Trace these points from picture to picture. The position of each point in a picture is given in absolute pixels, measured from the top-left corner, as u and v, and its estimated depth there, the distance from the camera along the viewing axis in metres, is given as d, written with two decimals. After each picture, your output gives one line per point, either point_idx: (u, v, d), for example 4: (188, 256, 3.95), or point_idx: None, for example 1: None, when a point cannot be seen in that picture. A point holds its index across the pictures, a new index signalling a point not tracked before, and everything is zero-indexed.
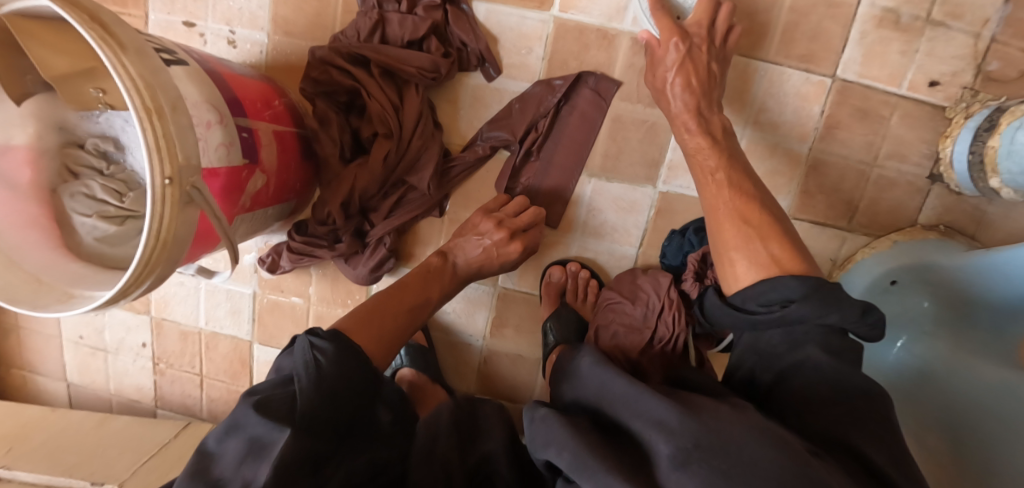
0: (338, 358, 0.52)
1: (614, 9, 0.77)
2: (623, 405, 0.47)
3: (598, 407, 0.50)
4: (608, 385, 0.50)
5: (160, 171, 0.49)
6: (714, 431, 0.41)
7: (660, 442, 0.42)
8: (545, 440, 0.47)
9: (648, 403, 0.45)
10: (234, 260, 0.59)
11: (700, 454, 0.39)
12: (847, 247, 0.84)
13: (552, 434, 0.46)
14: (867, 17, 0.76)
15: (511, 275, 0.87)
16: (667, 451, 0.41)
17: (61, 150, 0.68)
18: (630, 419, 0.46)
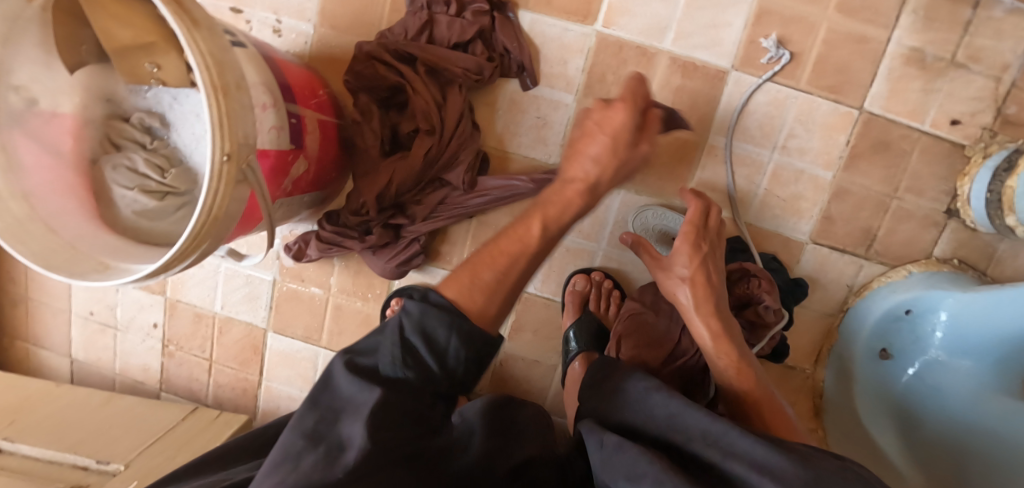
0: (422, 331, 0.48)
1: (652, 28, 0.80)
2: (704, 443, 0.48)
3: (668, 440, 0.50)
4: (681, 418, 0.51)
5: (220, 146, 0.50)
6: (822, 475, 0.41)
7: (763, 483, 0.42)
8: (630, 472, 0.47)
9: (741, 443, 0.46)
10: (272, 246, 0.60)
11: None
12: (864, 274, 0.86)
13: (632, 464, 0.47)
14: (895, 54, 0.79)
15: (534, 279, 0.88)
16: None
17: (105, 121, 0.69)
18: (721, 459, 0.46)
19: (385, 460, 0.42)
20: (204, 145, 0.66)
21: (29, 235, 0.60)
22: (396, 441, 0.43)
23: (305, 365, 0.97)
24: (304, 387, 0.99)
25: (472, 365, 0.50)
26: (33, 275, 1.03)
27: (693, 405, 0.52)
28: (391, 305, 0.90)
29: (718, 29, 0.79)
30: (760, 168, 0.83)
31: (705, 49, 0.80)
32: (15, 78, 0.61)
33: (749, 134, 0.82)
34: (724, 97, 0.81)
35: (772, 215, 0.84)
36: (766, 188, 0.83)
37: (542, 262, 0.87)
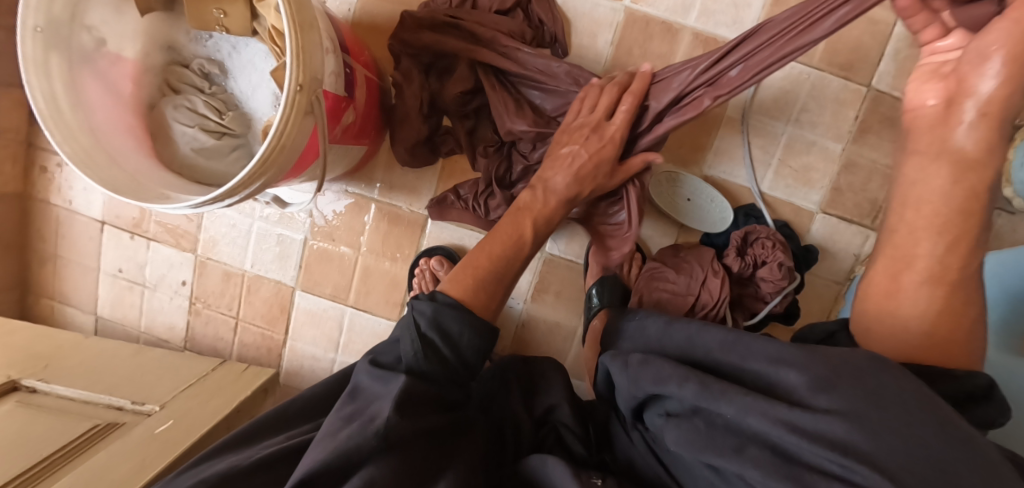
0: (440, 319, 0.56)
1: (677, 5, 0.85)
2: (724, 350, 0.50)
3: (687, 355, 0.53)
4: (698, 337, 0.53)
5: (295, 76, 0.55)
6: (843, 363, 0.43)
7: (787, 374, 0.44)
8: (656, 376, 0.51)
9: (759, 345, 0.48)
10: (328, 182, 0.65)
11: (830, 386, 0.41)
12: (870, 244, 0.90)
13: (659, 370, 0.51)
14: (901, 36, 0.84)
15: (558, 241, 0.92)
16: (799, 380, 0.43)
17: (165, 68, 0.74)
18: (742, 361, 0.48)
19: (408, 436, 0.51)
20: (260, 92, 0.72)
21: (95, 164, 0.62)
22: (420, 416, 0.53)
23: (331, 324, 1.00)
24: (329, 347, 1.01)
25: (482, 351, 0.58)
26: (64, 232, 1.06)
27: (707, 324, 0.54)
28: (419, 265, 0.93)
29: (739, 8, 0.85)
30: (774, 139, 0.88)
31: (726, 26, 0.85)
32: (89, 19, 0.64)
33: (765, 107, 0.87)
34: None
35: (785, 185, 0.89)
36: (780, 158, 0.89)
37: (566, 224, 0.91)
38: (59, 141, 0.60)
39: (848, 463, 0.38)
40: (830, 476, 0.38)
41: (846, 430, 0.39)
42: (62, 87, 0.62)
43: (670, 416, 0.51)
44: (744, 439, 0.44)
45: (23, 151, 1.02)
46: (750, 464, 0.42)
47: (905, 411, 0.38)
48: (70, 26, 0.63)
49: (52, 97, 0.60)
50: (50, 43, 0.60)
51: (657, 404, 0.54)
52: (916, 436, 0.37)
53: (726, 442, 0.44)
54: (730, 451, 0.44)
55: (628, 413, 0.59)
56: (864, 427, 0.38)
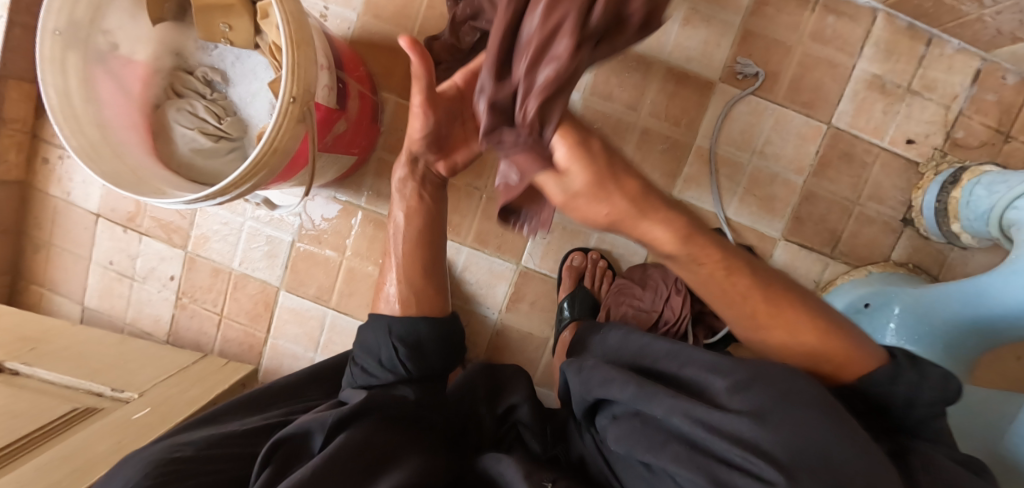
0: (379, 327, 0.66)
1: (653, 41, 0.91)
2: (669, 359, 0.53)
3: (639, 363, 0.56)
4: (650, 347, 0.56)
5: (289, 89, 0.61)
6: (760, 372, 0.46)
7: (713, 380, 0.47)
8: (603, 379, 0.54)
9: (697, 355, 0.51)
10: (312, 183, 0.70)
11: (746, 389, 0.44)
12: (829, 272, 0.96)
13: (607, 372, 0.55)
14: (859, 79, 0.91)
15: (533, 255, 0.96)
16: (722, 384, 0.46)
17: (172, 73, 0.79)
18: (681, 369, 0.51)
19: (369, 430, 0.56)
20: (258, 101, 0.77)
21: (98, 157, 0.67)
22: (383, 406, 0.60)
23: (313, 324, 1.03)
24: (309, 347, 1.04)
25: (423, 346, 0.66)
26: (61, 222, 1.10)
27: (661, 337, 0.58)
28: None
29: (711, 47, 0.91)
30: (739, 168, 0.93)
31: (698, 62, 0.91)
32: (105, 24, 0.70)
33: (731, 138, 0.92)
34: (712, 105, 0.92)
35: (750, 212, 0.94)
36: (746, 187, 0.93)
37: (543, 240, 0.95)
38: (68, 135, 0.65)
39: (750, 456, 0.41)
40: (731, 466, 0.42)
41: (750, 428, 0.42)
42: (75, 85, 0.67)
43: (615, 417, 0.54)
44: (669, 436, 0.47)
45: (27, 142, 1.06)
46: (669, 457, 0.46)
47: (804, 414, 0.42)
48: (87, 29, 0.68)
49: (65, 94, 0.66)
50: (68, 46, 0.66)
51: (606, 409, 0.56)
52: (811, 441, 0.40)
53: (656, 437, 0.48)
54: (656, 446, 0.47)
55: (583, 416, 0.61)
56: (766, 425, 0.41)
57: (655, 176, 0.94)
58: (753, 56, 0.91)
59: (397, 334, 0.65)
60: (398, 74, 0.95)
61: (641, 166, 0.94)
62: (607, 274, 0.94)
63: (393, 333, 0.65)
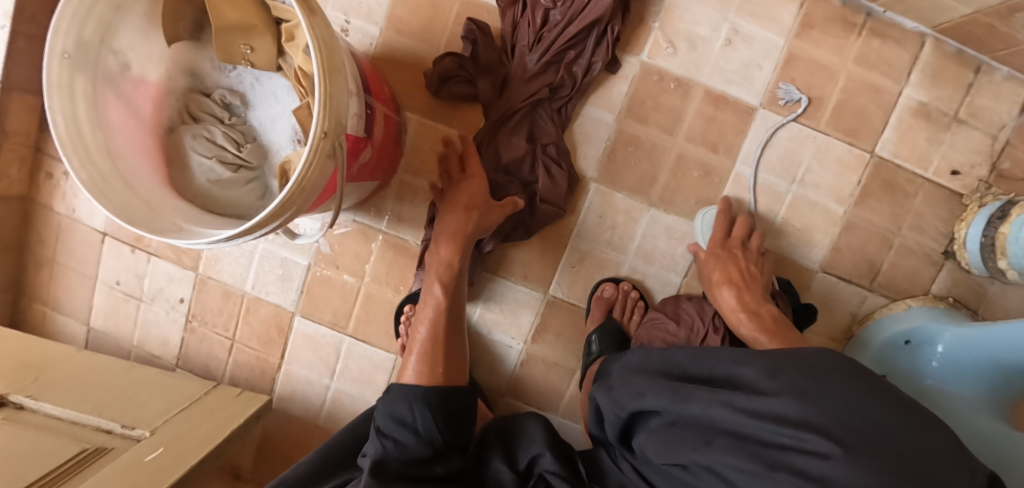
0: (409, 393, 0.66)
1: (692, 63, 0.87)
2: (696, 363, 0.55)
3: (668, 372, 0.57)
4: (673, 358, 0.58)
5: (321, 124, 0.55)
6: (788, 358, 0.48)
7: (744, 371, 0.49)
8: (636, 392, 0.56)
9: (724, 355, 0.53)
10: (339, 217, 0.65)
11: (781, 373, 0.46)
12: (867, 305, 0.93)
13: (639, 387, 0.56)
14: (904, 106, 0.87)
15: (562, 284, 0.93)
16: (754, 373, 0.48)
17: (186, 94, 0.73)
18: (711, 370, 0.53)
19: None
20: (279, 126, 0.72)
21: (111, 190, 0.62)
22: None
23: (328, 350, 0.99)
24: (324, 374, 1.00)
25: (449, 419, 0.66)
26: (65, 239, 1.05)
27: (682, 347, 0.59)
28: (404, 311, 0.92)
29: (752, 70, 0.87)
30: (778, 198, 0.89)
31: (738, 85, 0.87)
32: (116, 43, 0.64)
33: (771, 166, 0.88)
34: (751, 131, 0.88)
35: (787, 243, 0.90)
36: (784, 217, 0.90)
37: (571, 268, 0.92)
38: (77, 166, 0.60)
39: (804, 435, 0.42)
40: (784, 447, 0.43)
41: (795, 408, 0.43)
42: (84, 110, 0.62)
43: (656, 429, 0.55)
44: (713, 433, 0.48)
45: (30, 156, 1.01)
46: (721, 452, 0.46)
47: (837, 384, 0.43)
48: (97, 48, 0.63)
49: (73, 121, 0.61)
50: (76, 68, 0.61)
51: (642, 423, 0.58)
52: (858, 409, 0.41)
53: (699, 436, 0.49)
54: (702, 444, 0.48)
55: (619, 432, 0.62)
56: (809, 401, 0.43)
57: (690, 204, 0.90)
58: (795, 80, 0.87)
59: (428, 402, 0.65)
60: (422, 93, 0.90)
61: (675, 194, 0.90)
62: (639, 306, 0.90)
63: (429, 401, 0.66)
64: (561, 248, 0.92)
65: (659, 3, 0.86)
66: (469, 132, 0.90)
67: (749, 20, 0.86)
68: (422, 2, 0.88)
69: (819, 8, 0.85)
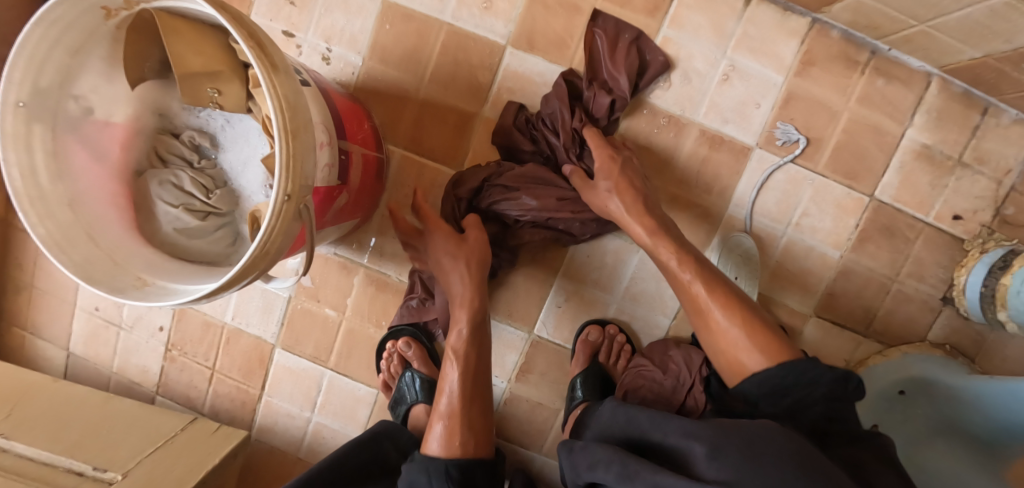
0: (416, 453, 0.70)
1: (687, 101, 0.83)
2: (654, 427, 0.55)
3: (630, 439, 0.57)
4: (634, 420, 0.58)
5: (283, 187, 0.52)
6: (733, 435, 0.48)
7: (691, 446, 0.49)
8: (590, 460, 0.54)
9: (676, 423, 0.52)
10: (309, 264, 0.62)
11: (723, 454, 0.46)
12: (861, 351, 0.90)
13: (594, 454, 0.54)
14: (907, 149, 0.84)
15: (548, 324, 0.90)
16: (699, 451, 0.48)
17: (155, 135, 0.71)
18: (664, 439, 0.52)
19: None
20: (251, 171, 0.69)
21: (71, 244, 0.60)
22: None
23: (309, 383, 0.97)
24: (305, 406, 0.98)
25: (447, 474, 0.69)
26: (44, 264, 1.03)
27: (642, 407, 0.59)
28: (386, 347, 0.90)
29: (749, 108, 0.83)
30: (773, 241, 0.87)
31: (735, 124, 0.84)
32: (77, 88, 0.61)
33: (767, 209, 0.86)
34: (747, 173, 0.85)
35: (781, 286, 0.88)
36: (778, 261, 0.87)
37: (557, 308, 0.90)
38: (35, 222, 0.58)
39: None
40: None
41: None
42: (43, 160, 0.60)
43: None
44: None
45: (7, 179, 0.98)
46: None
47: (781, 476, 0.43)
48: (56, 94, 0.60)
49: (30, 173, 0.59)
50: (34, 117, 0.59)
51: None
52: None
53: None
54: None
55: None
56: None
57: (682, 247, 0.87)
58: (794, 120, 0.83)
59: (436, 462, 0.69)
60: (406, 125, 0.87)
61: None
62: (626, 351, 0.88)
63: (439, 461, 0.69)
64: (548, 287, 0.89)
65: (654, 38, 0.82)
66: (454, 166, 0.87)
67: (748, 56, 0.82)
68: (407, 31, 0.85)
69: (821, 46, 0.82)
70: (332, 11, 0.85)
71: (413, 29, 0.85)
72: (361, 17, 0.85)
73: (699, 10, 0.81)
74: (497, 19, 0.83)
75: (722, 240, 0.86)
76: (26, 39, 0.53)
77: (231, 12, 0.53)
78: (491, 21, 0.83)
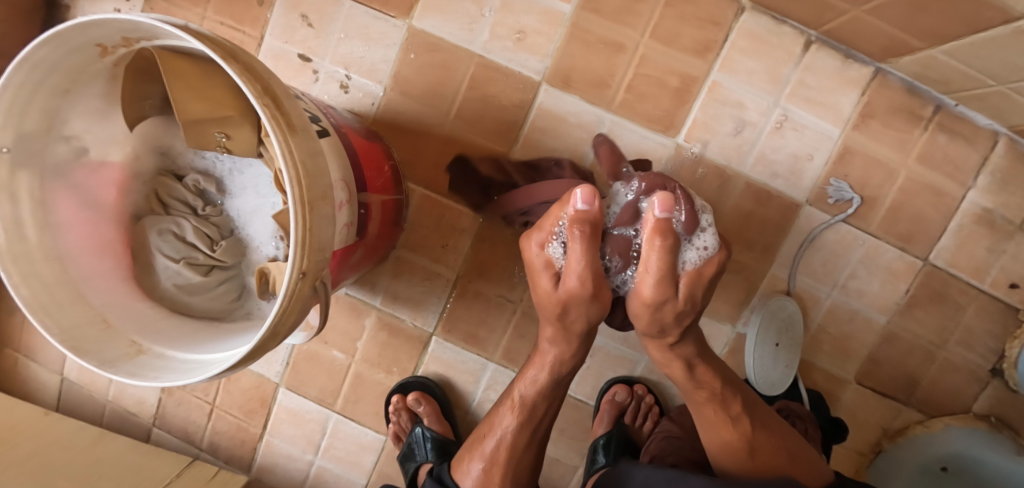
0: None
1: (733, 151, 0.77)
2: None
3: None
4: (661, 484, 0.57)
5: (299, 265, 0.46)
6: None
7: None
8: None
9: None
10: (322, 325, 0.56)
11: None
12: (900, 420, 0.85)
13: None
14: (966, 212, 0.78)
15: (570, 380, 0.85)
16: None
17: (155, 176, 0.65)
18: None
19: None
20: (260, 221, 0.63)
21: (57, 306, 0.54)
22: None
23: (313, 426, 0.92)
24: (308, 449, 0.93)
25: None
26: None
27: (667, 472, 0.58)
28: (393, 400, 0.85)
29: (800, 161, 0.77)
30: (815, 303, 0.81)
31: (783, 178, 0.77)
32: (69, 128, 0.55)
33: (811, 269, 0.80)
34: (794, 230, 0.79)
35: (820, 350, 0.83)
36: (819, 323, 0.82)
37: (581, 363, 0.84)
38: (16, 283, 0.51)
39: None
40: None
41: None
42: (29, 212, 0.54)
43: None
44: None
45: None
46: None
47: None
48: (45, 138, 0.53)
49: (14, 228, 0.52)
50: (19, 164, 0.52)
51: None
52: None
53: None
54: None
55: None
56: None
57: (719, 305, 0.81)
58: (848, 177, 0.77)
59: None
60: (427, 163, 0.81)
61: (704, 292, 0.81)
62: (653, 411, 0.83)
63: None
64: None
65: (702, 81, 0.76)
66: (477, 209, 0.81)
67: (801, 106, 0.76)
68: (434, 62, 0.78)
69: (882, 99, 0.75)
70: (352, 37, 0.79)
71: (440, 60, 0.78)
72: (383, 44, 0.79)
73: (753, 54, 0.75)
74: (532, 54, 0.77)
75: (757, 309, 0.80)
76: (10, 81, 0.46)
77: (241, 61, 0.46)
78: (525, 55, 0.77)
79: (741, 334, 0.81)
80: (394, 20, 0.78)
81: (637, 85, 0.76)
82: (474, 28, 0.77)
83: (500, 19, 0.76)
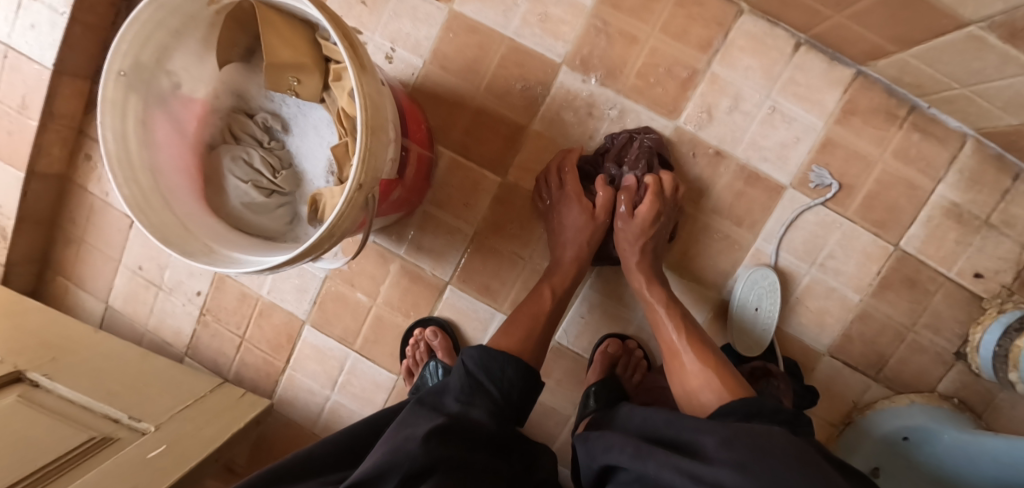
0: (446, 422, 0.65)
1: (728, 135, 0.87)
2: (667, 424, 0.55)
3: (646, 434, 0.57)
4: (650, 419, 0.58)
5: (358, 176, 0.56)
6: (745, 428, 0.49)
7: (702, 437, 0.50)
8: (605, 446, 0.56)
9: (691, 419, 0.53)
10: (362, 244, 0.66)
11: (733, 441, 0.47)
12: (869, 394, 0.92)
13: (610, 440, 0.56)
14: (936, 204, 0.86)
15: (569, 334, 0.94)
16: (708, 440, 0.49)
17: (229, 113, 0.76)
18: (677, 432, 0.53)
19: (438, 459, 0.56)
20: (316, 157, 0.75)
21: (149, 207, 0.64)
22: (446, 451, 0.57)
23: (333, 363, 1.01)
24: (326, 384, 1.02)
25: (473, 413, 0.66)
26: (95, 221, 1.08)
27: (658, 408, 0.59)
28: (413, 334, 0.95)
29: (786, 148, 0.87)
30: (795, 278, 0.90)
31: (770, 162, 0.87)
32: (171, 64, 0.67)
33: (793, 247, 0.89)
34: (779, 209, 0.88)
35: (798, 323, 0.91)
36: (797, 297, 0.91)
37: (580, 318, 0.93)
38: (121, 182, 0.63)
39: None
40: None
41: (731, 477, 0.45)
42: (133, 127, 0.65)
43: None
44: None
45: (73, 137, 1.04)
46: None
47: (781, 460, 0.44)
48: (153, 69, 0.65)
49: (121, 138, 0.63)
50: (130, 86, 0.64)
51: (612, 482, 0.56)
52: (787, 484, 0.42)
53: None
54: None
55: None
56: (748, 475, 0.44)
57: (707, 273, 0.91)
58: (829, 165, 0.87)
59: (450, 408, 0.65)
60: (457, 129, 0.92)
61: (693, 261, 0.91)
62: (642, 365, 0.91)
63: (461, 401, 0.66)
64: (574, 297, 0.93)
65: (703, 72, 0.86)
66: (498, 173, 0.92)
67: (791, 100, 0.86)
68: (469, 41, 0.90)
69: (862, 98, 0.85)
70: (400, 16, 0.91)
71: (475, 41, 0.90)
72: (426, 24, 0.90)
73: (749, 52, 0.85)
74: (556, 40, 0.88)
75: (742, 280, 0.89)
76: (139, 16, 0.58)
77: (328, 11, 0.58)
78: (550, 40, 0.88)
79: (727, 300, 0.91)
80: (438, 4, 0.90)
81: (646, 72, 0.87)
82: (506, 15, 0.88)
83: (529, 8, 0.88)
